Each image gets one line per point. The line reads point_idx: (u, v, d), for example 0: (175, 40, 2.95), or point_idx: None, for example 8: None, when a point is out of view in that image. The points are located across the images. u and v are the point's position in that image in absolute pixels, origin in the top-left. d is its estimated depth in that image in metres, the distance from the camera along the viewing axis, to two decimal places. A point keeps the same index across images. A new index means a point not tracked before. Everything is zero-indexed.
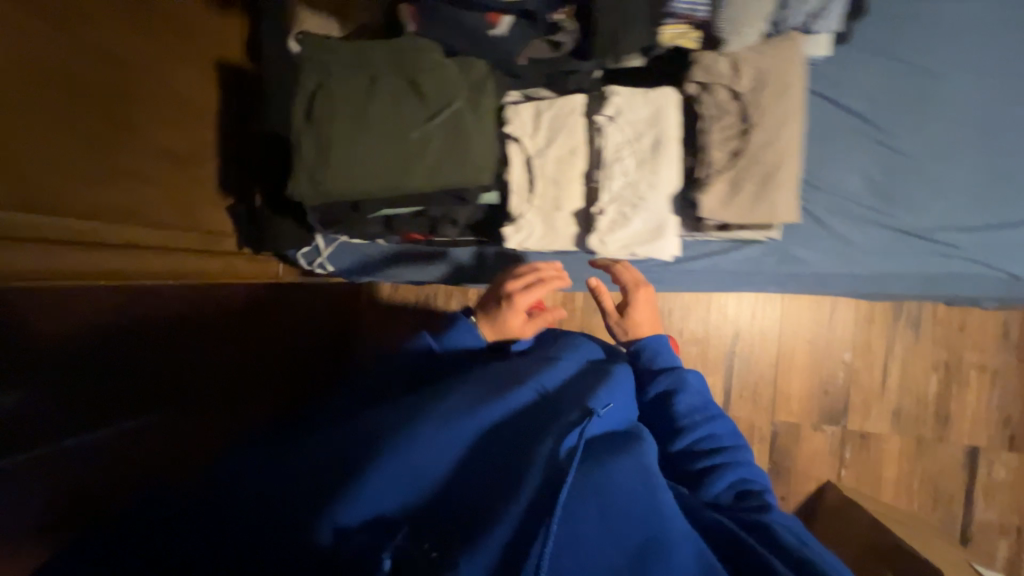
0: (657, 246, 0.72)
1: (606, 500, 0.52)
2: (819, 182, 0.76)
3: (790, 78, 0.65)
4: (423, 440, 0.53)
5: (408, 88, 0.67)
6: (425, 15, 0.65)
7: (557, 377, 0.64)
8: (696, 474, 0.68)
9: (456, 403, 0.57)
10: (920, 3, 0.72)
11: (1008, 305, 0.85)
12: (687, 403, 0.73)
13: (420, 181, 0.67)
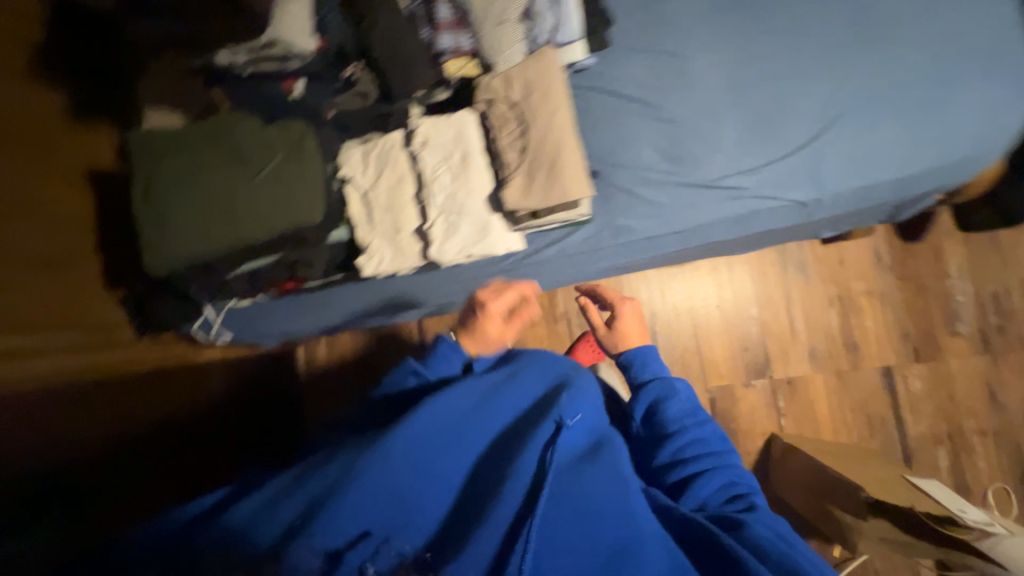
0: (487, 243, 0.81)
1: (591, 507, 0.58)
2: (621, 160, 0.88)
3: (550, 82, 0.77)
4: (408, 464, 0.56)
5: (233, 155, 0.76)
6: (235, 94, 0.77)
7: (524, 392, 0.71)
8: (685, 477, 0.74)
9: (433, 425, 0.61)
10: (658, 7, 0.89)
11: (821, 227, 0.96)
12: (677, 409, 0.80)
13: (255, 232, 0.76)
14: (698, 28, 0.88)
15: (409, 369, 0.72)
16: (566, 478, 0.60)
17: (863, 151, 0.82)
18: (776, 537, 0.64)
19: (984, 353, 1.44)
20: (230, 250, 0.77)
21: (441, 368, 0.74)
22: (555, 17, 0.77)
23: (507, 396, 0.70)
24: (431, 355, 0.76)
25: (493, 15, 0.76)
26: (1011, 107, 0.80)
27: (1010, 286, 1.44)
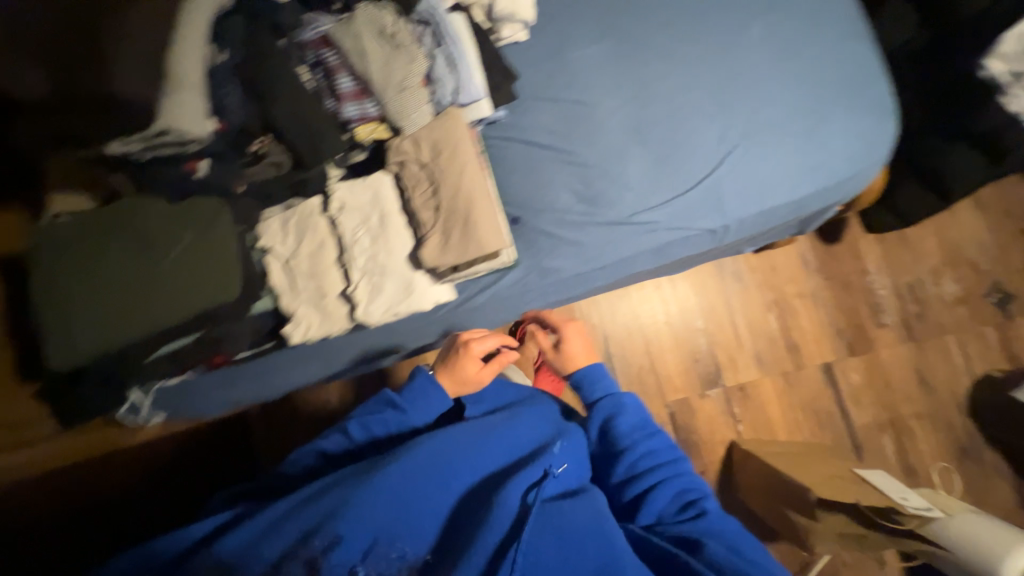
0: (413, 300, 0.82)
1: (565, 533, 0.63)
2: (540, 205, 0.91)
3: (458, 140, 0.79)
4: (410, 504, 0.62)
5: (139, 239, 0.74)
6: (139, 178, 0.75)
7: (519, 443, 0.74)
8: (641, 493, 0.73)
9: (433, 465, 0.66)
10: (559, 58, 0.93)
11: (736, 246, 1.01)
12: (626, 424, 0.79)
13: (167, 317, 0.73)
14: (595, 76, 0.92)
15: (387, 402, 0.76)
16: (543, 513, 0.64)
17: (757, 180, 0.88)
18: (731, 551, 0.64)
19: (909, 340, 1.54)
20: (145, 337, 0.74)
21: (420, 408, 0.78)
22: (456, 80, 0.79)
23: (503, 437, 0.74)
24: (408, 388, 0.78)
25: (394, 81, 0.77)
26: (882, 129, 0.88)
27: (923, 276, 1.55)
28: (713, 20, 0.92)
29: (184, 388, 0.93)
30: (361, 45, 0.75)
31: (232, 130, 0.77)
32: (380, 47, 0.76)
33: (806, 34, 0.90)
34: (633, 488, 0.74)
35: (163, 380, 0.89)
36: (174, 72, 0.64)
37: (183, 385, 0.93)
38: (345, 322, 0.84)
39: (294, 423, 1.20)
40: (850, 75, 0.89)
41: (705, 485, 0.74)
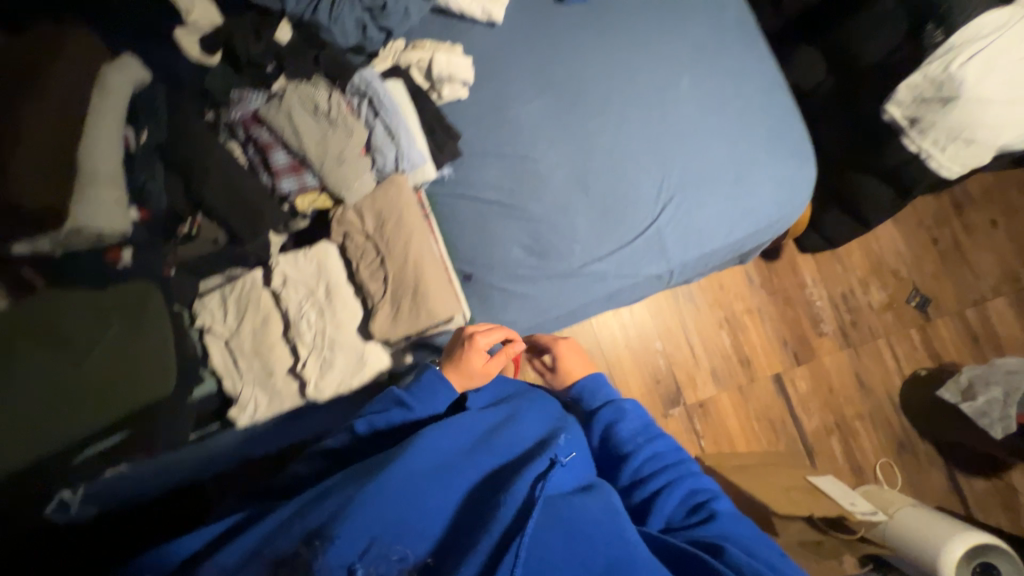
0: (367, 372, 0.79)
1: (577, 528, 0.57)
2: (490, 261, 0.91)
3: (403, 207, 0.78)
4: (411, 505, 0.53)
5: (53, 335, 0.68)
6: (51, 271, 0.69)
7: (520, 441, 0.66)
8: (653, 493, 0.72)
9: (436, 465, 0.58)
10: (500, 115, 0.95)
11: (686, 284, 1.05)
12: (628, 428, 0.78)
13: (91, 419, 0.68)
14: (536, 133, 0.94)
15: (393, 399, 0.69)
16: (555, 512, 0.58)
17: (698, 226, 0.92)
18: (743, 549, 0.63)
19: (847, 346, 1.66)
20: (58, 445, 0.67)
21: (431, 405, 0.70)
22: (398, 149, 0.78)
23: (505, 433, 0.67)
24: (417, 384, 0.71)
25: (331, 155, 0.75)
26: (807, 171, 0.94)
27: (854, 286, 1.68)
28: (644, 74, 0.95)
29: None
30: (292, 121, 0.73)
31: (156, 216, 0.76)
32: (314, 122, 0.73)
33: (732, 83, 0.94)
34: (644, 491, 0.73)
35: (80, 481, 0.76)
36: (84, 167, 0.62)
37: None
38: (296, 396, 0.79)
39: None
40: (775, 122, 0.94)
41: (716, 486, 0.73)
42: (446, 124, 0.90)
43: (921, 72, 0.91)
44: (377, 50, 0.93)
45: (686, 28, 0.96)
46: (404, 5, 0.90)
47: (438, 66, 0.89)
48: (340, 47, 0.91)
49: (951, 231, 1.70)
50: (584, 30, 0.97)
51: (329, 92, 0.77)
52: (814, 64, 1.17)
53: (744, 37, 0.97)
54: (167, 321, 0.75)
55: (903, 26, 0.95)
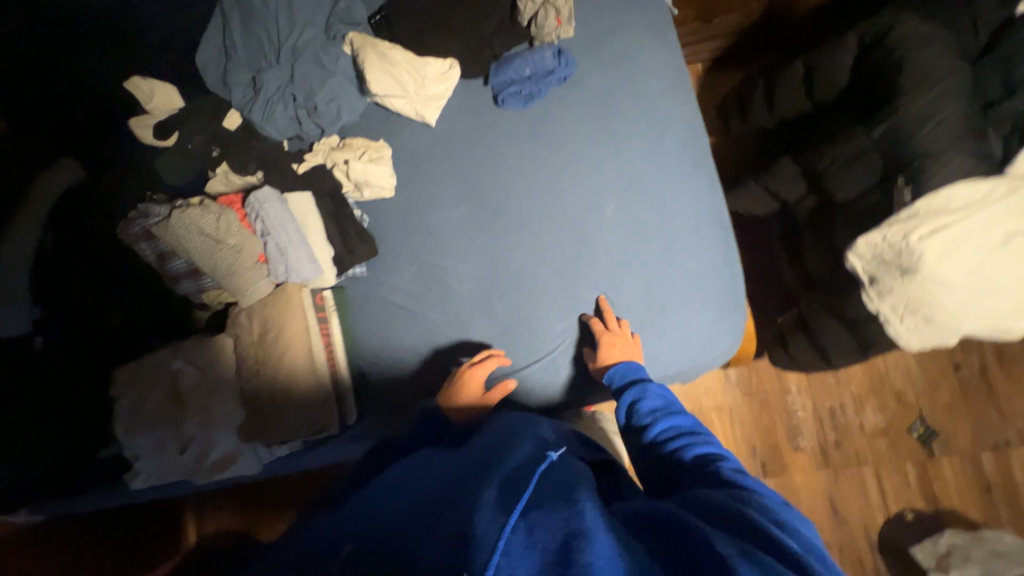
0: (240, 463, 0.87)
1: (536, 491, 0.53)
2: (383, 362, 0.92)
3: (287, 319, 0.86)
4: (418, 487, 0.60)
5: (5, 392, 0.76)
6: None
7: (496, 448, 0.64)
8: (671, 459, 0.67)
9: (405, 489, 0.60)
10: (421, 218, 0.95)
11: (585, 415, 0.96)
12: (649, 405, 0.75)
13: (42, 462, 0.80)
14: (452, 238, 0.94)
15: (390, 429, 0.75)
16: (521, 486, 0.53)
17: (596, 361, 0.90)
18: (760, 504, 0.54)
19: (825, 467, 1.48)
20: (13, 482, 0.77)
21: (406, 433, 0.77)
22: (284, 264, 0.85)
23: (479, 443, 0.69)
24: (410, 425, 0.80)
25: (222, 267, 0.83)
26: (724, 319, 0.90)
27: (844, 402, 1.50)
28: (569, 194, 0.92)
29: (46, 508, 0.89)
30: (182, 239, 0.80)
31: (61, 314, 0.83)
32: (200, 241, 0.80)
33: (658, 218, 0.90)
34: (662, 455, 0.68)
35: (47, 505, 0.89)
36: None
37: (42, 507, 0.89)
38: (182, 471, 0.86)
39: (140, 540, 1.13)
40: (695, 263, 0.89)
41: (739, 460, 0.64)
42: (359, 223, 0.93)
43: (880, 231, 0.78)
44: (313, 142, 0.97)
45: (624, 150, 0.92)
46: (335, 107, 0.93)
47: (354, 173, 0.91)
48: (275, 140, 0.95)
49: (978, 358, 1.48)
50: (521, 137, 0.94)
51: (221, 210, 0.83)
52: (794, 178, 1.05)
53: (683, 168, 0.92)
54: (91, 384, 0.85)
55: (877, 170, 0.83)
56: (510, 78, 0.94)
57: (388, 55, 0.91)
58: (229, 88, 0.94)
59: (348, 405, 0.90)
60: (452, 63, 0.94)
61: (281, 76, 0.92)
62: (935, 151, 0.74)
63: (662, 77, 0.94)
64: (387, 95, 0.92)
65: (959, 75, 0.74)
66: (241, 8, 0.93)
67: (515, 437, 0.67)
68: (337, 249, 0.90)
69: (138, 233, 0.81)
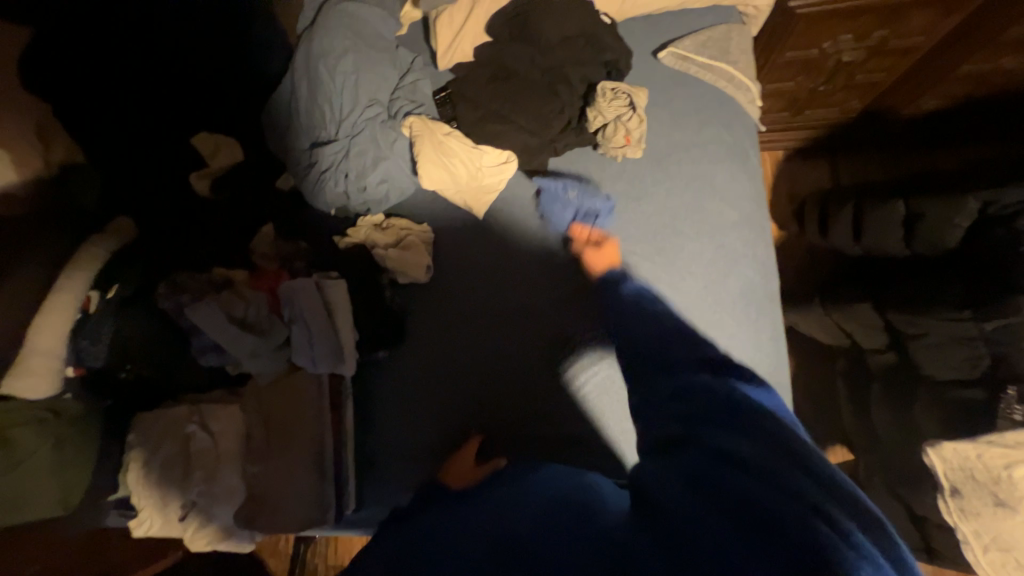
0: (233, 539, 0.88)
1: (519, 516, 0.53)
2: (385, 460, 0.87)
3: (307, 405, 0.84)
4: (425, 519, 0.60)
5: (49, 417, 0.78)
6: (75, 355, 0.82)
7: (496, 495, 0.59)
8: (632, 347, 0.70)
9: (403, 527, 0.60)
10: (450, 312, 0.89)
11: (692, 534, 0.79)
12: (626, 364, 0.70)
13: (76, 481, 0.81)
14: (482, 342, 0.88)
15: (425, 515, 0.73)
16: (512, 516, 0.53)
17: None
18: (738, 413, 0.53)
19: None
20: (62, 499, 0.79)
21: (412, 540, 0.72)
22: (309, 353, 0.84)
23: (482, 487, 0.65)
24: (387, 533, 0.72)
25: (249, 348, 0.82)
26: None
27: None
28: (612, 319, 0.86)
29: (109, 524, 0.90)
30: (200, 321, 0.79)
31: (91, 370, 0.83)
32: (224, 325, 0.80)
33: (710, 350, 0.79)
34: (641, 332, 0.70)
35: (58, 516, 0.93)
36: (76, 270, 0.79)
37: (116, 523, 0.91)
38: (180, 533, 0.86)
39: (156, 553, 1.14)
40: None
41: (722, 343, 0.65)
42: (389, 309, 0.89)
43: (975, 446, 0.67)
44: (358, 215, 0.94)
45: (684, 276, 0.83)
46: (385, 188, 0.91)
47: (390, 263, 0.88)
48: (325, 211, 0.94)
49: None
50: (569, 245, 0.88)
51: (258, 292, 0.84)
52: (873, 325, 0.92)
53: (748, 311, 0.82)
54: (100, 435, 0.86)
55: (982, 362, 0.71)
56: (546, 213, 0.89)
57: (443, 145, 0.88)
58: (290, 153, 0.94)
59: (346, 501, 0.85)
60: (510, 156, 0.88)
61: (337, 149, 0.91)
62: None
63: (736, 207, 0.85)
64: (441, 184, 0.89)
65: None
66: (310, 76, 0.92)
67: (504, 475, 0.65)
68: (362, 336, 0.87)
69: (172, 307, 0.84)
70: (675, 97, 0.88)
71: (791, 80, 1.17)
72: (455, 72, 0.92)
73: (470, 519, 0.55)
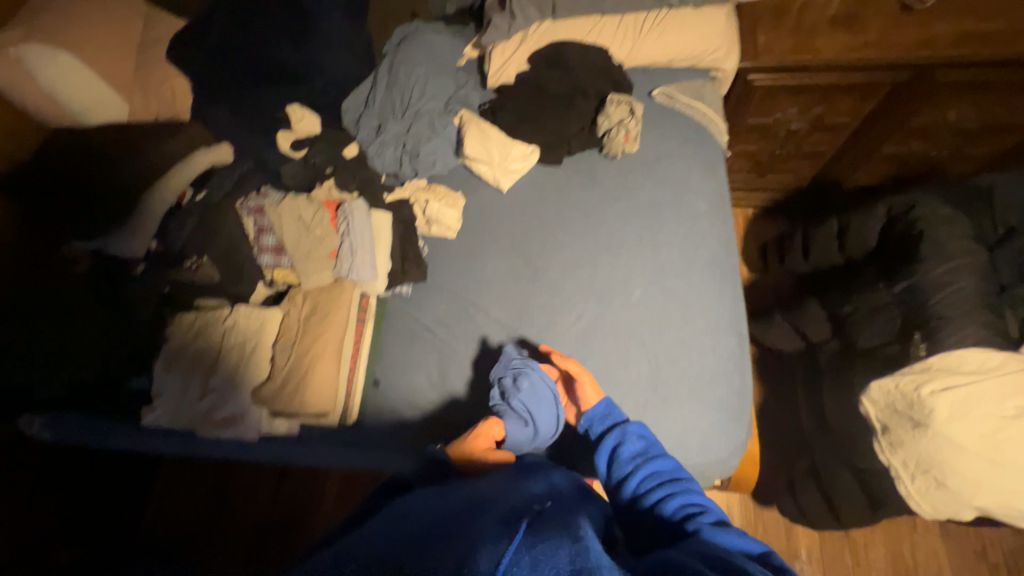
0: (240, 428, 0.91)
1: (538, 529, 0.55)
2: (397, 377, 1.00)
3: (333, 308, 0.97)
4: (433, 497, 0.65)
5: (73, 294, 0.94)
6: (162, 236, 0.98)
7: (492, 495, 0.63)
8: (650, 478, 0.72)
9: (398, 517, 0.61)
10: (470, 261, 1.08)
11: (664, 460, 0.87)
12: (630, 451, 0.76)
13: (68, 360, 0.93)
14: (488, 286, 1.05)
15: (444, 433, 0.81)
16: (517, 519, 0.56)
17: None
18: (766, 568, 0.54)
19: None
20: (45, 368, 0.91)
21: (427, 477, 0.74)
22: (350, 262, 0.98)
23: (490, 482, 0.68)
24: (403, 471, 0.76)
25: (302, 251, 0.96)
26: (729, 425, 0.88)
27: None
28: (602, 276, 1.02)
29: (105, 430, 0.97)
30: (280, 219, 0.95)
31: (166, 251, 0.98)
32: (295, 223, 0.97)
33: (675, 365, 0.91)
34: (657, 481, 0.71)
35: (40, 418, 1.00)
36: (178, 168, 0.99)
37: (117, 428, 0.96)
38: (190, 418, 0.93)
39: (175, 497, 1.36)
40: (710, 368, 0.91)
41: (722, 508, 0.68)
42: (419, 251, 1.07)
43: (892, 379, 0.80)
44: (405, 180, 1.16)
45: (663, 248, 1.03)
46: (433, 159, 1.14)
47: (430, 211, 1.08)
48: (378, 173, 1.17)
49: None
50: (573, 218, 1.09)
51: (318, 206, 0.99)
52: (821, 319, 1.10)
53: (715, 278, 0.99)
54: (122, 326, 0.96)
55: (895, 324, 0.88)
56: (504, 397, 0.89)
57: (485, 131, 1.13)
58: (360, 129, 1.19)
59: (353, 404, 0.95)
60: (534, 149, 1.13)
61: (400, 127, 1.16)
62: (947, 316, 0.79)
63: (707, 201, 1.07)
64: (476, 160, 1.13)
65: (970, 255, 0.82)
66: (388, 77, 1.21)
67: (517, 484, 0.67)
68: (394, 264, 1.04)
69: (245, 211, 1.00)
70: (662, 121, 1.16)
71: (755, 143, 1.48)
72: (497, 89, 1.21)
73: (474, 522, 0.57)
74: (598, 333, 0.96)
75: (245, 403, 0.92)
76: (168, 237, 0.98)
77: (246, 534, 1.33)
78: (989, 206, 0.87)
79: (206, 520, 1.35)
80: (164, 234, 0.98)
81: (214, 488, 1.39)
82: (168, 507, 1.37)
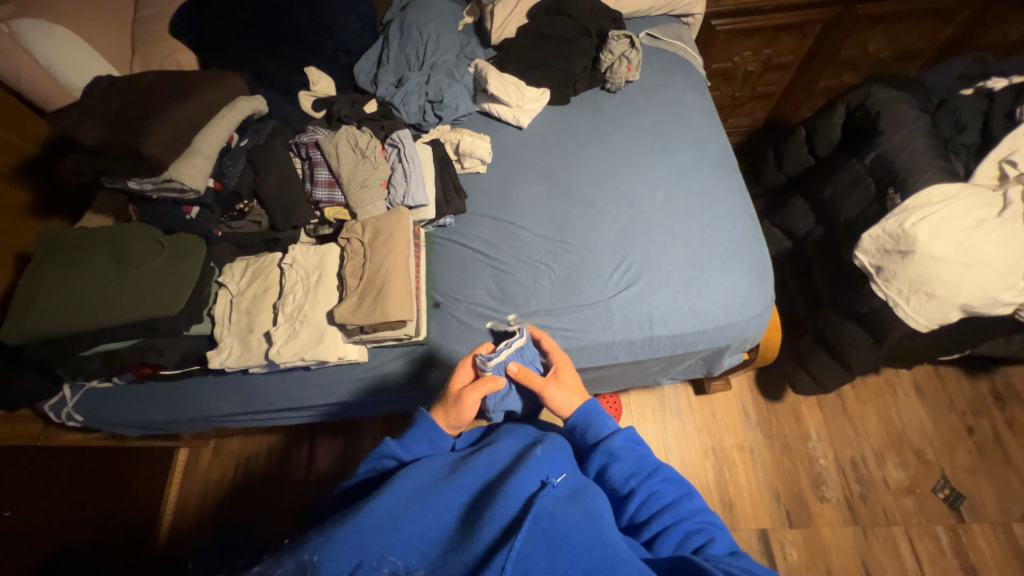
0: (320, 349, 0.93)
1: (562, 520, 0.53)
2: (458, 295, 1.06)
3: (393, 230, 0.98)
4: (433, 467, 0.62)
5: (116, 250, 0.92)
6: (219, 174, 0.99)
7: (506, 466, 0.62)
8: (648, 507, 0.64)
9: (420, 496, 0.55)
10: (504, 188, 1.17)
11: (711, 324, 0.99)
12: (622, 469, 0.67)
13: (105, 313, 0.87)
14: (524, 208, 1.14)
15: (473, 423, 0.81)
16: (532, 501, 0.54)
17: (656, 303, 1.01)
18: None
19: (852, 522, 1.43)
20: (85, 325, 0.87)
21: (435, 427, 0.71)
22: (406, 187, 1.04)
23: (495, 452, 0.66)
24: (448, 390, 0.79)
25: (358, 180, 1.02)
26: (756, 289, 1.02)
27: (866, 454, 1.50)
28: (627, 185, 1.14)
29: (180, 385, 1.05)
30: (338, 153, 1.01)
31: (224, 188, 1.00)
32: (350, 153, 1.02)
33: (704, 246, 1.05)
34: (657, 509, 0.64)
35: (95, 381, 1.04)
36: (226, 112, 0.96)
37: (189, 385, 1.04)
38: (262, 356, 0.95)
39: (222, 481, 1.49)
40: (733, 244, 1.05)
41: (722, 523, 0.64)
42: (457, 183, 1.15)
43: (880, 225, 0.98)
44: (430, 128, 1.25)
45: (673, 157, 1.17)
46: (456, 103, 1.23)
47: (463, 145, 1.16)
48: (404, 122, 1.24)
49: (989, 423, 1.52)
50: (588, 145, 1.21)
51: (369, 137, 1.05)
52: (804, 213, 1.30)
53: (721, 175, 1.15)
54: (160, 273, 0.91)
55: (871, 191, 1.07)
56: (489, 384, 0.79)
57: (501, 75, 1.22)
58: (379, 86, 1.26)
59: (422, 320, 1.00)
60: (546, 90, 1.26)
61: (421, 78, 1.24)
62: (912, 168, 0.99)
63: (701, 116, 1.24)
64: (496, 102, 1.23)
65: (919, 120, 1.03)
66: (400, 35, 1.29)
67: (528, 457, 0.63)
68: (438, 197, 1.11)
69: (297, 151, 1.05)
70: (650, 59, 1.33)
71: (718, 89, 1.69)
72: (503, 40, 1.32)
73: (493, 499, 0.54)
74: (634, 231, 1.08)
75: (317, 333, 0.94)
76: (225, 175, 0.99)
77: (284, 515, 1.43)
78: (922, 89, 1.10)
79: (248, 497, 1.46)
80: (220, 172, 0.99)
81: (249, 474, 1.49)
82: (198, 509, 1.46)
